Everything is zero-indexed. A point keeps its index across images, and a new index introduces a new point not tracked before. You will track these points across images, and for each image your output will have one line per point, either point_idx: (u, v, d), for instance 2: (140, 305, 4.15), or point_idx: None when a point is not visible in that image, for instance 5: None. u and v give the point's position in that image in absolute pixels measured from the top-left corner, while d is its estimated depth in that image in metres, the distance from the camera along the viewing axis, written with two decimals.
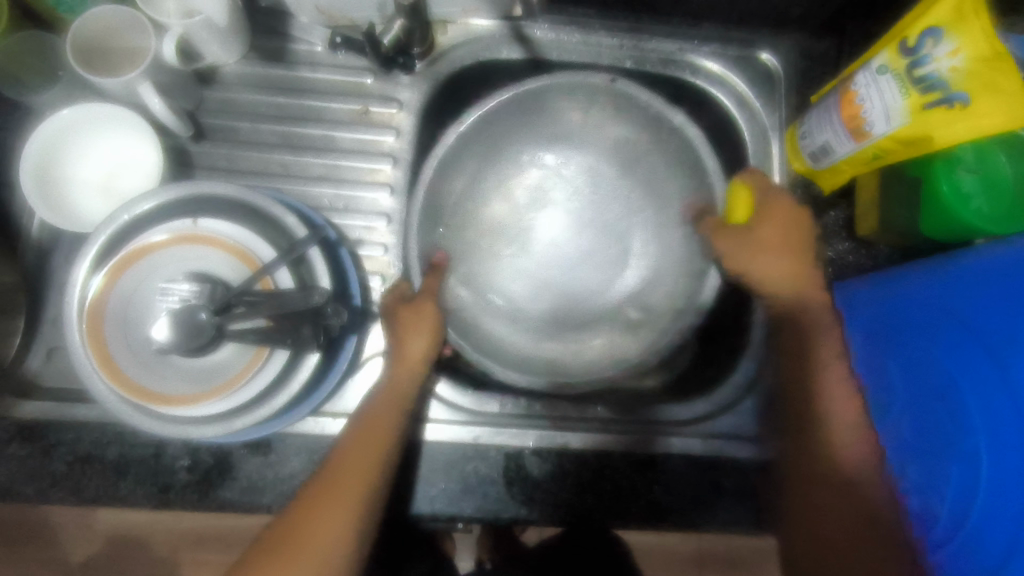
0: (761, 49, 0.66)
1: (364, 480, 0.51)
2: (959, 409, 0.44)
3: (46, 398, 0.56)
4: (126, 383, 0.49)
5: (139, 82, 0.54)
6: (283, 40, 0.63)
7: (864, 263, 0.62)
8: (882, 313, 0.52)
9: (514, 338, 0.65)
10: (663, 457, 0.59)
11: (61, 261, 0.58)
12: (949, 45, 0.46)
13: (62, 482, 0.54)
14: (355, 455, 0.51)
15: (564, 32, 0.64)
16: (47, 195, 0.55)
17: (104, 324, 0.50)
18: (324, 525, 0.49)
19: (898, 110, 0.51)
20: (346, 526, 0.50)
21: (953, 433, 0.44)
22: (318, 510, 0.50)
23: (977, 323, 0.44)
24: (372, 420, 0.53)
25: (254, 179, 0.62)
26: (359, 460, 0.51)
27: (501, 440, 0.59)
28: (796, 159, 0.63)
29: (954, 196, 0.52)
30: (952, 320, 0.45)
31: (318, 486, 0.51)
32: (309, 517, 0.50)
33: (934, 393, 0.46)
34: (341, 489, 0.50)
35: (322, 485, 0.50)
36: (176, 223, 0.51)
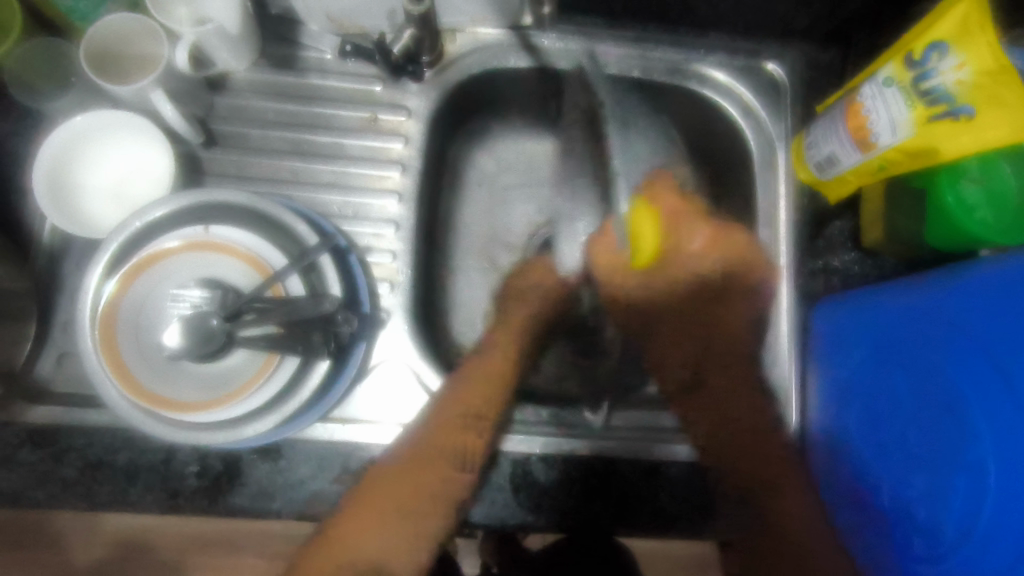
0: (767, 58, 0.66)
1: (448, 457, 0.56)
2: (965, 422, 0.44)
3: (56, 404, 0.56)
4: (136, 389, 0.50)
5: (151, 90, 0.54)
6: (292, 48, 0.64)
7: (869, 274, 0.63)
8: (885, 325, 0.53)
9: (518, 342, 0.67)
10: (669, 464, 0.59)
11: (72, 267, 0.58)
12: (954, 59, 0.47)
13: (72, 487, 0.54)
14: (444, 431, 0.56)
15: (572, 41, 0.64)
16: (59, 202, 0.56)
17: (117, 331, 0.50)
18: (411, 490, 0.54)
19: (904, 122, 0.51)
20: (419, 495, 0.54)
21: (959, 446, 0.45)
22: (405, 478, 0.55)
23: (983, 337, 0.44)
24: (466, 399, 0.57)
25: (264, 186, 0.62)
26: (447, 435, 0.56)
27: (509, 447, 0.59)
28: (802, 170, 0.64)
29: (959, 208, 0.52)
30: (958, 333, 0.46)
31: (404, 462, 0.55)
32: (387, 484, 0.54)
33: (938, 406, 0.47)
34: (434, 461, 0.55)
35: (408, 458, 0.55)
36: (187, 230, 0.52)
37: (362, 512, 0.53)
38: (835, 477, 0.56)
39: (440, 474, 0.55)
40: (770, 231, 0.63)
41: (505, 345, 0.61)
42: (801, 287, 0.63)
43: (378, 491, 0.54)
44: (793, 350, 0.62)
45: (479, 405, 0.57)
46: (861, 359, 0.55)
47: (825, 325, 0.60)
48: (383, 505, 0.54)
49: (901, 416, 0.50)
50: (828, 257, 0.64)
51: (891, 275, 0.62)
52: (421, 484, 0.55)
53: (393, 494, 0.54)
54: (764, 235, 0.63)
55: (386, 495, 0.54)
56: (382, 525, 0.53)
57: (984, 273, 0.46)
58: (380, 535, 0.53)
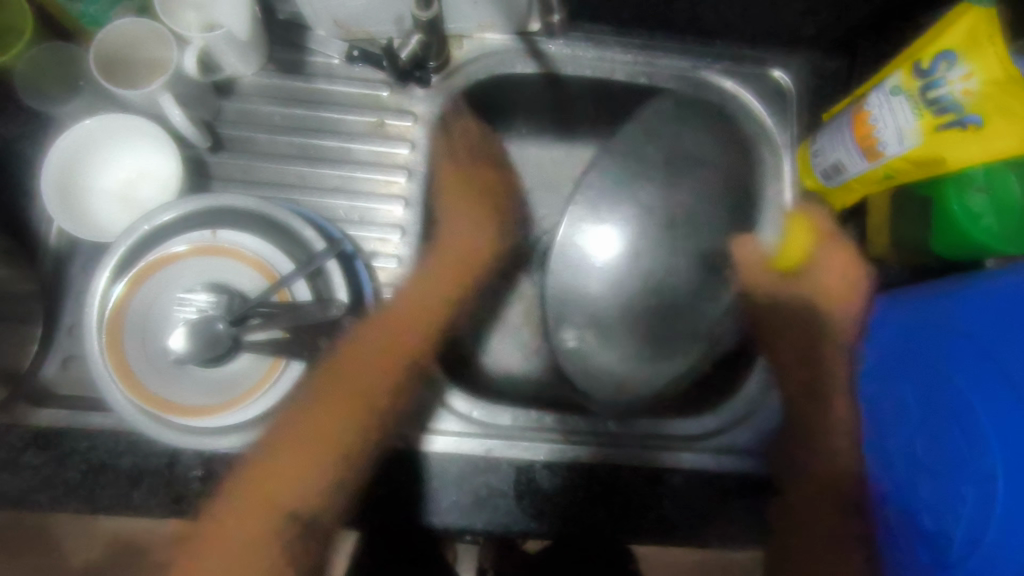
0: (773, 67, 0.67)
1: (360, 402, 0.55)
2: (972, 431, 0.43)
3: (62, 406, 0.56)
4: (141, 393, 0.50)
5: (160, 94, 0.54)
6: (300, 53, 0.64)
7: (876, 281, 0.62)
8: (903, 336, 0.53)
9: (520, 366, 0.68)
10: (671, 472, 0.59)
11: (79, 271, 0.58)
12: (962, 69, 0.47)
13: (75, 490, 0.54)
14: (353, 377, 0.55)
15: (579, 48, 0.64)
16: (68, 205, 0.56)
17: (123, 335, 0.50)
18: (327, 435, 0.53)
19: (911, 131, 0.51)
20: (333, 450, 0.53)
21: (965, 455, 0.44)
22: (313, 434, 0.53)
23: (995, 346, 0.44)
24: (383, 355, 0.57)
25: (270, 190, 0.62)
26: (364, 385, 0.55)
27: (514, 454, 0.59)
28: (807, 177, 0.64)
29: (964, 215, 0.52)
30: (971, 343, 0.46)
31: (311, 402, 0.53)
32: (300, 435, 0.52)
33: (946, 416, 0.46)
34: (335, 411, 0.54)
35: (312, 399, 0.53)
36: (195, 235, 0.52)
37: (269, 466, 0.51)
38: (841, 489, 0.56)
39: (345, 425, 0.54)
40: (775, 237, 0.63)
41: (422, 299, 0.61)
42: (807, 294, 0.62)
43: (287, 443, 0.52)
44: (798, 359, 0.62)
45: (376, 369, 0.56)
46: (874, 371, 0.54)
47: (856, 340, 0.59)
48: (300, 458, 0.52)
49: (910, 426, 0.49)
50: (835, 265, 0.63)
51: (897, 282, 0.61)
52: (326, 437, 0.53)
53: (307, 448, 0.52)
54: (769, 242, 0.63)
55: (296, 445, 0.52)
56: (297, 476, 0.52)
57: (987, 285, 0.47)
58: (298, 486, 0.52)
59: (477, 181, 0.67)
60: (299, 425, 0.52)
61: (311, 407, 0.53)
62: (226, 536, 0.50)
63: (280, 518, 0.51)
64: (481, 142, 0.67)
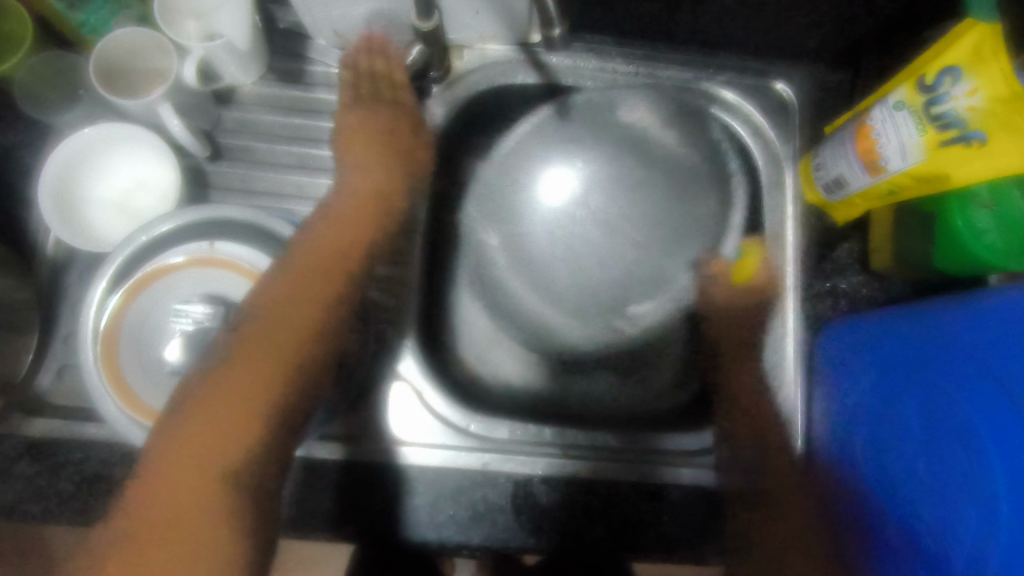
0: (775, 79, 0.65)
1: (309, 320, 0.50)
2: (978, 451, 0.43)
3: (57, 416, 0.55)
4: (138, 407, 0.49)
5: (159, 104, 0.54)
6: (300, 62, 0.64)
7: (878, 296, 0.62)
8: (898, 351, 0.53)
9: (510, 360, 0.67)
10: (670, 488, 0.59)
11: (75, 280, 0.58)
12: (966, 85, 0.46)
13: (68, 501, 0.53)
14: (283, 311, 0.49)
15: (581, 59, 0.64)
16: (65, 214, 0.55)
17: (119, 348, 0.50)
18: (263, 362, 0.47)
19: (914, 147, 0.51)
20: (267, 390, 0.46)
21: (972, 475, 0.43)
22: (253, 375, 0.47)
23: (1000, 368, 0.44)
24: (297, 280, 0.51)
25: (268, 200, 0.62)
26: (302, 290, 0.51)
27: (510, 468, 0.58)
28: (808, 189, 0.63)
29: (967, 231, 0.52)
30: (976, 364, 0.46)
31: (252, 330, 0.48)
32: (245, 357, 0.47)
33: (950, 437, 0.46)
34: (268, 354, 0.47)
35: (261, 323, 0.49)
36: (193, 246, 0.51)
37: (207, 400, 0.45)
38: (837, 507, 0.55)
39: (288, 350, 0.48)
40: (778, 250, 0.62)
41: (328, 243, 0.54)
42: (808, 309, 0.63)
43: (218, 389, 0.46)
44: (798, 373, 0.61)
45: (302, 305, 0.50)
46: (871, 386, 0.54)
47: (845, 349, 0.58)
48: (229, 391, 0.46)
49: (909, 445, 0.49)
50: (837, 279, 0.63)
51: (899, 297, 0.61)
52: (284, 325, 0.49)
53: (243, 380, 0.46)
54: (771, 255, 0.62)
55: (236, 378, 0.46)
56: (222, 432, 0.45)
57: (987, 306, 0.47)
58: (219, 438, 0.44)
59: (383, 121, 0.62)
60: (239, 366, 0.47)
61: (258, 326, 0.48)
62: (158, 520, 0.42)
63: (211, 481, 0.43)
64: (386, 76, 0.61)
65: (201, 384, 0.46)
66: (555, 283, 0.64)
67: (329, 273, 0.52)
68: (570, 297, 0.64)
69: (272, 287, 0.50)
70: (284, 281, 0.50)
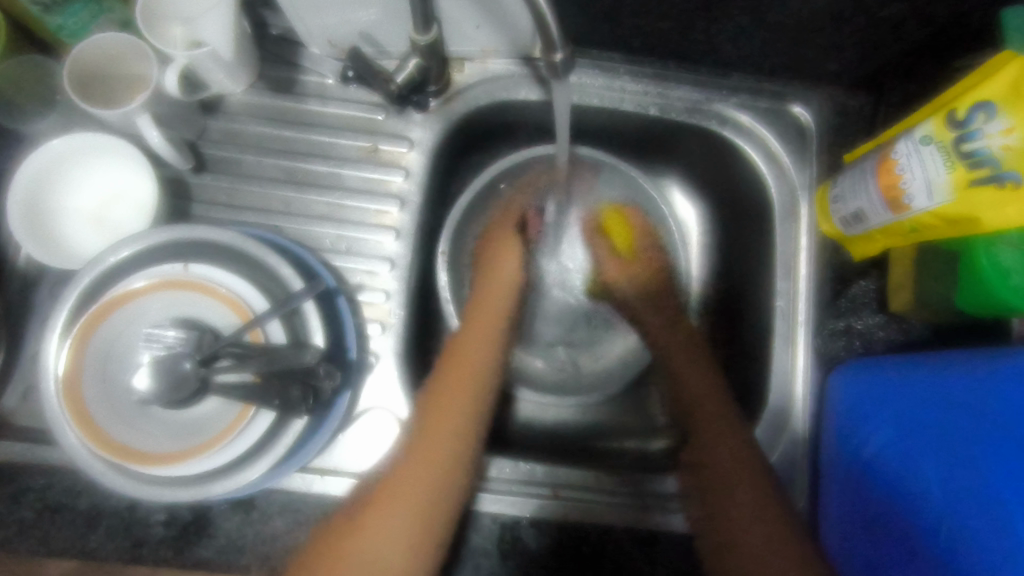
0: (794, 102, 0.61)
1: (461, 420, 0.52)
2: (1003, 523, 0.43)
3: (19, 439, 0.53)
4: (101, 440, 0.46)
5: (138, 114, 0.51)
6: (291, 70, 0.60)
7: (896, 339, 0.58)
8: (903, 405, 0.52)
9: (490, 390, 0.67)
10: (668, 534, 0.55)
11: (46, 296, 0.55)
12: (1002, 122, 0.42)
13: (29, 530, 0.51)
14: (442, 406, 0.52)
15: (587, 76, 0.61)
16: (36, 227, 0.53)
17: (82, 377, 0.47)
18: (433, 456, 0.50)
19: (942, 185, 0.47)
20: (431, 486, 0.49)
21: (996, 548, 0.43)
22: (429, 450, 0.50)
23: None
24: (457, 378, 0.54)
25: (254, 216, 0.59)
26: (457, 391, 0.53)
27: (498, 508, 0.55)
28: (824, 222, 0.59)
29: (994, 272, 0.48)
30: (1002, 433, 0.45)
31: (420, 434, 0.51)
32: (421, 458, 0.50)
33: (969, 504, 0.45)
34: (430, 454, 0.50)
35: (431, 424, 0.51)
36: (165, 267, 0.49)
37: (389, 491, 0.49)
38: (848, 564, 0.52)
39: (454, 449, 0.51)
40: (787, 284, 0.59)
41: (474, 350, 0.56)
42: (820, 348, 0.59)
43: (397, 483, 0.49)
44: (808, 415, 0.58)
45: (461, 401, 0.53)
46: (880, 438, 0.52)
47: (850, 391, 0.54)
48: (407, 487, 0.49)
49: (931, 508, 0.47)
50: (851, 318, 0.59)
51: (916, 342, 0.58)
52: (454, 411, 0.52)
53: (419, 478, 0.49)
54: (781, 289, 0.59)
55: (414, 477, 0.49)
56: (389, 521, 0.47)
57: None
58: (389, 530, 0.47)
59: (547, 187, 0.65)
60: (412, 464, 0.50)
61: (429, 427, 0.51)
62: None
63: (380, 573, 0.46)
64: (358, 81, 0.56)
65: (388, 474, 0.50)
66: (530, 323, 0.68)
67: (476, 374, 0.55)
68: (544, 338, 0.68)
69: (441, 388, 0.53)
70: (445, 386, 0.53)
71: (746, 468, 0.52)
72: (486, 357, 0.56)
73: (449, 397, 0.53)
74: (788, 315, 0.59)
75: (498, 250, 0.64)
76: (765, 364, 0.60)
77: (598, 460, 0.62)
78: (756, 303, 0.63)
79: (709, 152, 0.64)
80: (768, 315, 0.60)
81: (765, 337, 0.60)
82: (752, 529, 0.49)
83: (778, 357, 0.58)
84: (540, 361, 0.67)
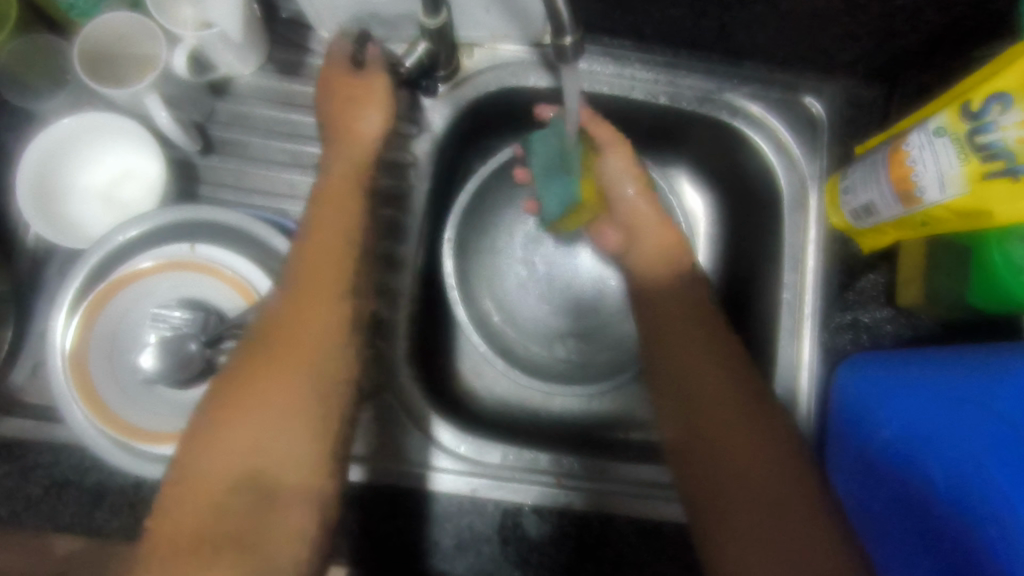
0: (806, 93, 0.61)
1: (334, 310, 0.46)
2: (986, 511, 0.43)
3: (29, 416, 0.53)
4: (108, 417, 0.46)
5: (147, 95, 0.51)
6: (300, 54, 0.60)
7: (903, 334, 0.58)
8: (907, 394, 0.51)
9: (496, 378, 0.67)
10: (670, 526, 0.55)
11: (53, 273, 0.56)
12: (1017, 113, 0.42)
13: (36, 505, 0.52)
14: (299, 312, 0.45)
15: (597, 63, 0.60)
16: (43, 203, 0.53)
17: (89, 355, 0.47)
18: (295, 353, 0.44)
19: (955, 178, 0.46)
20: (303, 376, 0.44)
21: (979, 537, 0.43)
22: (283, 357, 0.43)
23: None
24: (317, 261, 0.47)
25: (261, 198, 0.59)
26: (328, 263, 0.47)
27: (501, 494, 0.55)
28: (834, 214, 0.58)
29: (1007, 268, 0.47)
30: (999, 425, 0.45)
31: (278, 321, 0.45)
32: (280, 352, 0.43)
33: (966, 497, 0.44)
34: (292, 346, 0.44)
35: (293, 313, 0.45)
36: (173, 248, 0.49)
37: (252, 385, 0.43)
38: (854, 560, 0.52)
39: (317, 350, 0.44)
40: (796, 276, 0.58)
41: (337, 227, 0.49)
42: (826, 342, 0.58)
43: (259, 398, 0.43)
44: (813, 409, 0.57)
45: (325, 290, 0.46)
46: (890, 437, 0.51)
47: (855, 387, 0.54)
48: (268, 398, 0.42)
49: (939, 506, 0.46)
50: (858, 312, 0.59)
51: (927, 338, 0.57)
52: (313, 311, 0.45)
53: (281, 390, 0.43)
54: (789, 281, 0.58)
55: (271, 369, 0.43)
56: (266, 419, 0.42)
57: None
58: (281, 439, 0.42)
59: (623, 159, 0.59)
60: (277, 355, 0.44)
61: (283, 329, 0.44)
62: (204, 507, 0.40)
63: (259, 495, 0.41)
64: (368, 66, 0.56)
65: (245, 373, 0.43)
66: (532, 312, 0.68)
67: (343, 246, 0.48)
68: (552, 328, 0.68)
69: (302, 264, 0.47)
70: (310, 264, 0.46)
71: (771, 460, 0.48)
72: (348, 230, 0.49)
73: (307, 291, 0.46)
74: (795, 310, 0.58)
75: (359, 96, 0.54)
76: (771, 357, 0.59)
77: (608, 449, 0.62)
78: (762, 294, 0.62)
79: (718, 142, 0.64)
80: (776, 306, 0.60)
81: (771, 330, 0.60)
82: (782, 525, 0.46)
83: (784, 350, 0.58)
84: (547, 351, 0.67)
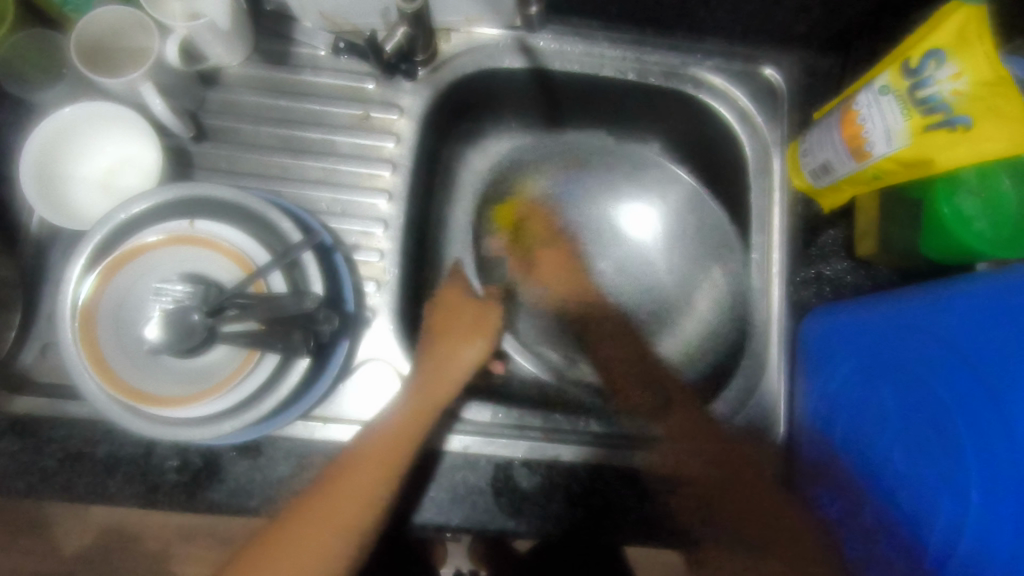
0: (765, 64, 0.64)
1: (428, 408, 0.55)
2: (953, 439, 0.44)
3: (41, 394, 0.56)
4: (117, 384, 0.49)
5: (142, 83, 0.54)
6: (286, 44, 0.64)
7: (864, 283, 0.61)
8: (881, 339, 0.52)
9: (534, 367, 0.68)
10: (653, 474, 0.58)
11: (57, 259, 0.59)
12: (951, 68, 0.46)
13: (50, 478, 0.54)
14: (419, 411, 0.55)
15: (567, 43, 0.64)
16: (47, 191, 0.56)
17: (97, 322, 0.50)
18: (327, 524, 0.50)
19: (899, 132, 0.50)
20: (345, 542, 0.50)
21: (946, 465, 0.44)
22: (389, 446, 0.53)
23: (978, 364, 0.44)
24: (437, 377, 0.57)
25: (254, 181, 0.62)
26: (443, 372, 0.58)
27: (492, 450, 0.58)
28: (796, 176, 0.62)
29: (956, 219, 0.51)
30: (953, 354, 0.46)
31: (322, 488, 0.51)
32: (373, 444, 0.53)
33: (911, 423, 0.48)
34: (378, 452, 0.52)
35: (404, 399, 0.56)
36: (172, 224, 0.52)
37: (322, 496, 0.51)
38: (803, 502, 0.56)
39: (412, 432, 0.54)
40: (763, 236, 0.62)
41: (424, 406, 0.55)
42: (792, 295, 0.62)
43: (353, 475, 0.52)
44: (782, 358, 0.61)
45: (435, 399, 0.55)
46: (848, 372, 0.54)
47: (812, 334, 0.59)
48: (359, 476, 0.51)
49: (887, 433, 0.50)
50: (820, 265, 0.63)
51: (884, 286, 0.61)
52: (421, 404, 0.55)
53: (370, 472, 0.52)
54: (756, 241, 0.62)
55: (368, 463, 0.52)
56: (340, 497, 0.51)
57: (983, 282, 0.45)
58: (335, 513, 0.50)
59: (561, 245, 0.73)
60: (355, 462, 0.52)
61: (402, 416, 0.54)
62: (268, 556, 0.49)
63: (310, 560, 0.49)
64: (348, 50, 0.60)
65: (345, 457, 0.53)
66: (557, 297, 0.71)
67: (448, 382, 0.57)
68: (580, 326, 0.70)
69: (389, 426, 0.54)
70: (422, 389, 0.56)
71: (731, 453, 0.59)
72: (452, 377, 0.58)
73: (422, 399, 0.55)
74: (762, 268, 0.62)
75: (466, 329, 0.62)
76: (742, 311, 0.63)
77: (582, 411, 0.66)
78: None
79: (686, 114, 0.67)
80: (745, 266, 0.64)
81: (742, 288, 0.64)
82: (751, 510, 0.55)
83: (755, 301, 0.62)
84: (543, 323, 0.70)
